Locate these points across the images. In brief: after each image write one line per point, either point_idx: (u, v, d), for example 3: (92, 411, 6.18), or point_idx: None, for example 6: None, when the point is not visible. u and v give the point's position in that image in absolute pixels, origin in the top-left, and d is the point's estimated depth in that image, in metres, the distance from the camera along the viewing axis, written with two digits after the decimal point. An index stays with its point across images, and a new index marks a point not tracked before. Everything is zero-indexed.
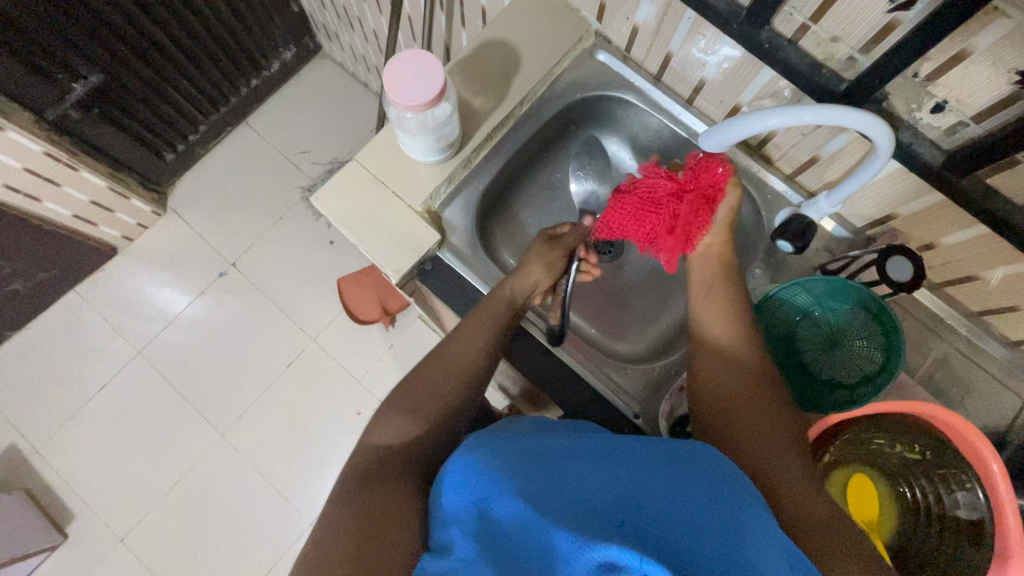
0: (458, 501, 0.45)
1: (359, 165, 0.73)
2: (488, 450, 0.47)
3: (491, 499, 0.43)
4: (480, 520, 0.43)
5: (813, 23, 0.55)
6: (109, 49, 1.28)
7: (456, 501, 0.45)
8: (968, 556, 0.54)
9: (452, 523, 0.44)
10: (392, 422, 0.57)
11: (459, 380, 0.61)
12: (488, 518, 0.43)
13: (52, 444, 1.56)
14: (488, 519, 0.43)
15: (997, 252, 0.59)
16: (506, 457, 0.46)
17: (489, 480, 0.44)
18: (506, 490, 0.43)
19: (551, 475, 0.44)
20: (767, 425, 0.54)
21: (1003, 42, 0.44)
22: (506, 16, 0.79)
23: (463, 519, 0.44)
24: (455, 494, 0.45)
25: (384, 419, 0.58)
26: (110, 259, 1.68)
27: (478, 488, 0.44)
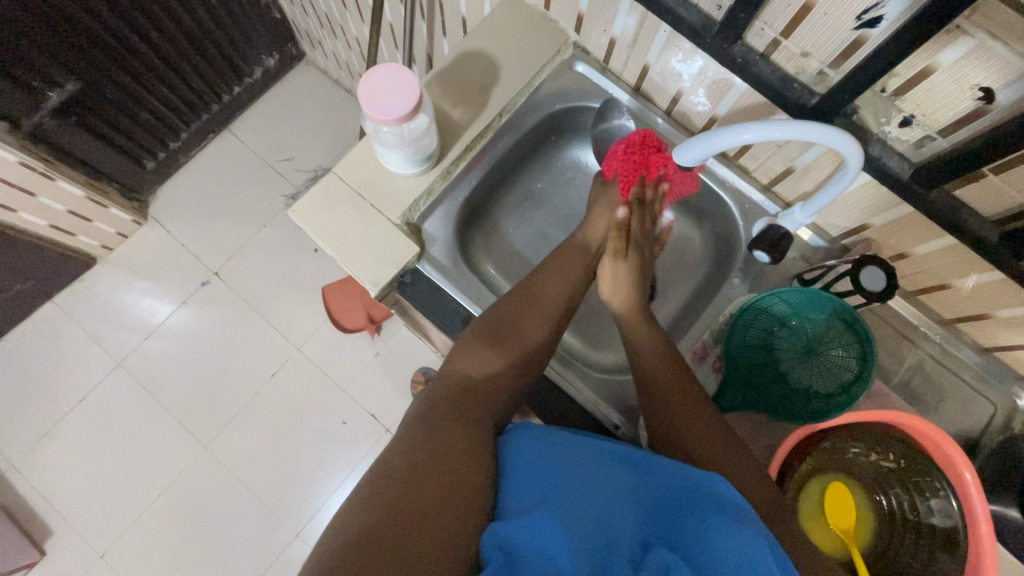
0: (529, 479, 0.51)
1: (338, 177, 0.72)
2: (547, 441, 0.54)
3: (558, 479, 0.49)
4: (551, 495, 0.48)
5: (784, 38, 0.56)
6: (86, 58, 1.26)
7: (530, 482, 0.50)
8: (943, 562, 0.55)
9: (521, 498, 0.49)
10: (481, 352, 0.63)
11: (524, 335, 0.65)
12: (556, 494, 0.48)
13: (30, 459, 1.53)
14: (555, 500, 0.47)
15: (967, 262, 0.60)
16: (564, 445, 0.54)
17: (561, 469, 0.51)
18: (573, 477, 0.50)
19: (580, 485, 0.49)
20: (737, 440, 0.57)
21: (965, 58, 0.45)
22: (484, 28, 0.79)
23: (537, 493, 0.49)
24: (529, 476, 0.51)
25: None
26: (89, 269, 1.65)
27: (553, 470, 0.50)
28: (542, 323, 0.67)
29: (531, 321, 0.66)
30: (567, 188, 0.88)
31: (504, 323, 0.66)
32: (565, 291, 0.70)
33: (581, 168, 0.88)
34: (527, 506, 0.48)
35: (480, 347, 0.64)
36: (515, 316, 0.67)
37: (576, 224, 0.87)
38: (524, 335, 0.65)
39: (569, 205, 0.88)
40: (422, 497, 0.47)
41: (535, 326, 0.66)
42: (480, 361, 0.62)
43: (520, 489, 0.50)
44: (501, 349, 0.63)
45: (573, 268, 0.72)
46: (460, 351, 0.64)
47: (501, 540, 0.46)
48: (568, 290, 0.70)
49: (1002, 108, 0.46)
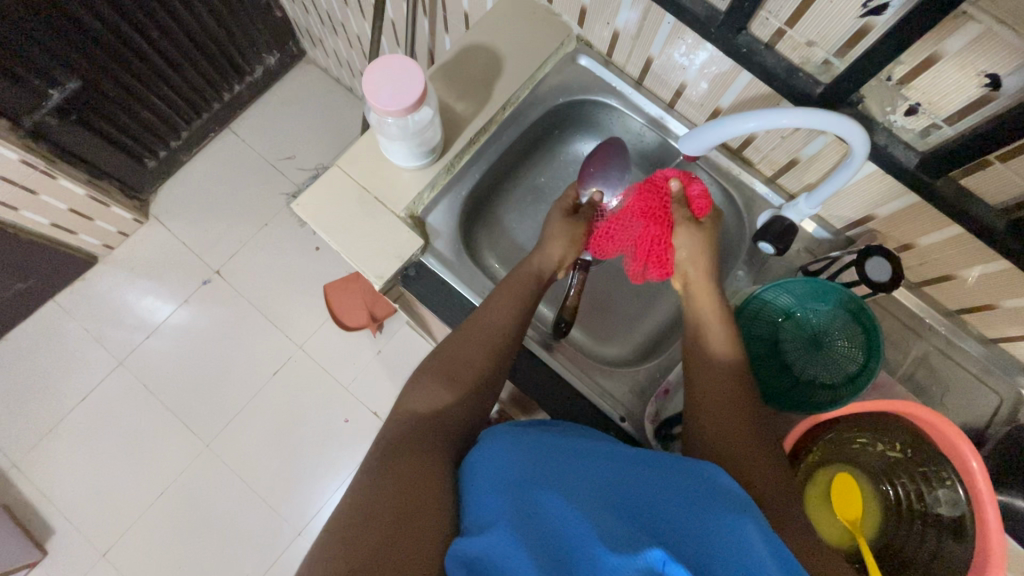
0: (491, 491, 0.49)
1: (340, 170, 0.72)
2: (525, 448, 0.53)
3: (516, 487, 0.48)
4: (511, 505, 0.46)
5: (789, 27, 0.56)
6: (88, 56, 1.26)
7: (488, 491, 0.49)
8: (951, 551, 0.54)
9: (481, 507, 0.48)
10: (428, 387, 0.62)
11: (468, 365, 0.63)
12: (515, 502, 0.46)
13: (31, 458, 1.52)
14: (514, 510, 0.45)
15: (973, 252, 0.60)
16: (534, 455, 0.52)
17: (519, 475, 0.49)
18: (530, 484, 0.48)
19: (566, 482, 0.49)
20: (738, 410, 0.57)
21: (972, 45, 0.45)
22: (487, 21, 0.79)
23: (495, 507, 0.47)
24: (486, 486, 0.49)
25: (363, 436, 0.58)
26: (91, 268, 1.65)
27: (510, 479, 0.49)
28: (483, 347, 0.64)
29: (481, 347, 0.64)
30: (570, 182, 0.88)
31: (450, 356, 0.64)
32: (513, 308, 0.67)
33: None
34: (486, 517, 0.46)
35: (428, 383, 0.62)
36: (463, 346, 0.65)
37: None
38: (471, 364, 0.63)
39: None
40: (371, 536, 0.45)
41: (480, 355, 0.64)
42: (428, 397, 0.60)
43: (485, 499, 0.48)
44: (449, 381, 0.62)
45: (519, 292, 0.68)
46: (411, 388, 0.62)
47: (463, 554, 0.44)
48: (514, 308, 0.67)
49: (1009, 95, 0.46)
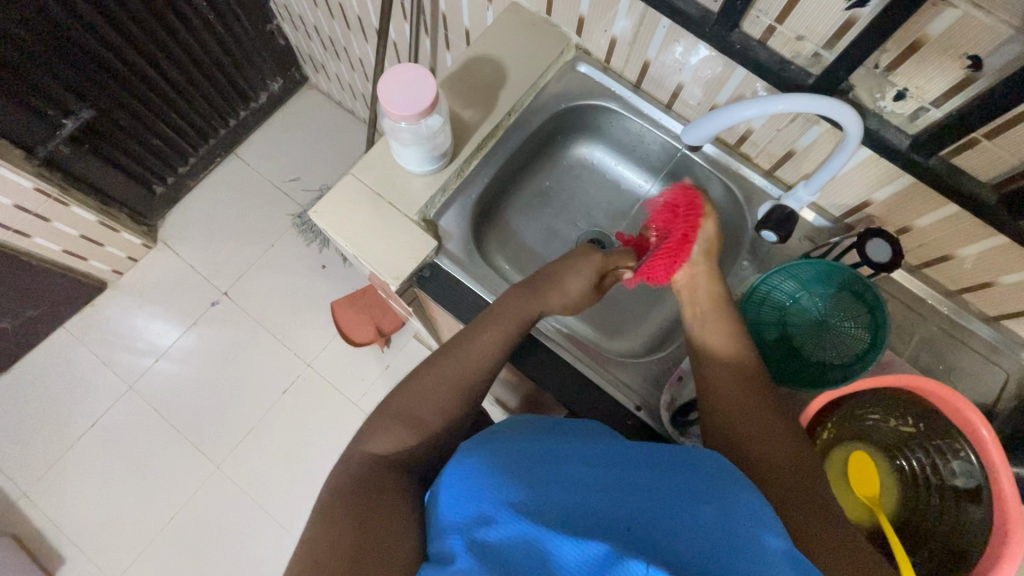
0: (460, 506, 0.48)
1: (355, 178, 0.75)
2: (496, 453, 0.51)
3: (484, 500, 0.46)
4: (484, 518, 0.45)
5: (778, 24, 0.59)
6: (100, 87, 1.31)
7: (458, 505, 0.48)
8: (970, 521, 0.55)
9: (452, 523, 0.47)
10: (392, 430, 0.59)
11: (439, 405, 0.62)
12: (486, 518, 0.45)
13: (41, 486, 1.52)
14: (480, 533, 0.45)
15: (970, 230, 0.63)
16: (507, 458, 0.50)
17: (488, 482, 0.48)
18: (495, 491, 0.47)
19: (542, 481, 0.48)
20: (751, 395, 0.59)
21: (952, 30, 0.48)
22: (489, 34, 0.83)
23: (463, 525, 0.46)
24: (455, 500, 0.48)
25: (378, 431, 0.59)
26: (100, 293, 1.67)
27: (477, 490, 0.47)
28: (449, 388, 0.63)
29: (453, 376, 0.63)
30: (575, 185, 0.91)
31: (419, 392, 0.62)
32: (494, 345, 0.65)
33: (587, 165, 0.91)
34: (456, 535, 0.46)
35: (387, 424, 0.60)
36: (430, 379, 0.63)
37: (584, 220, 0.90)
38: (438, 407, 0.62)
39: (577, 200, 0.90)
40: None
41: (448, 397, 0.62)
42: (393, 438, 0.59)
43: (452, 516, 0.47)
44: (414, 424, 0.60)
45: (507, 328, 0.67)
46: (369, 430, 0.60)
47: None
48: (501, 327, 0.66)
49: (989, 75, 0.49)
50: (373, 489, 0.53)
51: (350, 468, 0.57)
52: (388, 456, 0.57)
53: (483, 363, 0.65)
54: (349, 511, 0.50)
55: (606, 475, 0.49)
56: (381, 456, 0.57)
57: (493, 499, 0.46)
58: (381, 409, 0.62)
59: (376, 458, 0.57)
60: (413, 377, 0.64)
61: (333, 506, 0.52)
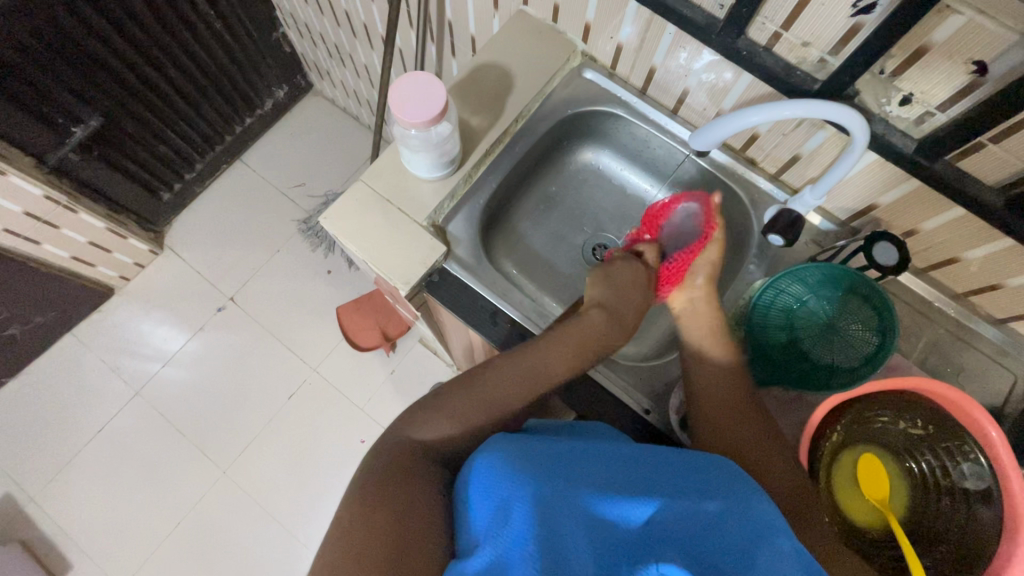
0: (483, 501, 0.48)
1: (365, 184, 0.76)
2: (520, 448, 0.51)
3: (508, 496, 0.46)
4: (507, 513, 0.46)
5: (784, 31, 0.60)
6: (109, 95, 1.32)
7: (482, 501, 0.48)
8: (980, 523, 0.55)
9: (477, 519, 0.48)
10: (437, 421, 0.60)
11: (490, 412, 0.61)
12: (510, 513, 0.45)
13: (48, 491, 1.53)
14: (504, 529, 0.45)
15: (976, 233, 0.63)
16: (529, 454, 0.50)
17: (511, 478, 0.47)
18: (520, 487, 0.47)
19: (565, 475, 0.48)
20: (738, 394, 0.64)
21: (957, 36, 0.49)
22: (496, 41, 0.84)
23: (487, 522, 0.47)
24: (478, 497, 0.48)
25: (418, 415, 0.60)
26: (107, 299, 1.68)
27: (501, 486, 0.47)
28: (504, 400, 0.62)
29: (512, 387, 0.63)
30: (581, 190, 0.91)
31: (474, 392, 0.62)
32: (556, 364, 0.65)
33: (593, 170, 0.92)
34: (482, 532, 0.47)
35: (430, 412, 0.60)
36: (485, 380, 0.63)
37: (591, 225, 0.90)
38: (489, 416, 0.61)
39: (584, 205, 0.91)
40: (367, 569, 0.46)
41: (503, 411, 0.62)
42: (437, 429, 0.59)
43: (478, 513, 0.48)
44: (458, 420, 0.60)
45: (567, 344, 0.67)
46: (409, 417, 0.61)
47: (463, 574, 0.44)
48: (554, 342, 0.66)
49: (994, 80, 0.50)
50: (405, 475, 0.54)
51: (382, 449, 0.58)
52: (423, 444, 0.58)
53: (545, 377, 0.64)
54: (378, 496, 0.52)
55: (624, 475, 0.50)
56: (421, 443, 0.58)
57: (517, 496, 0.46)
58: (429, 397, 0.63)
59: (414, 443, 0.58)
60: (466, 374, 0.65)
61: (368, 489, 0.53)
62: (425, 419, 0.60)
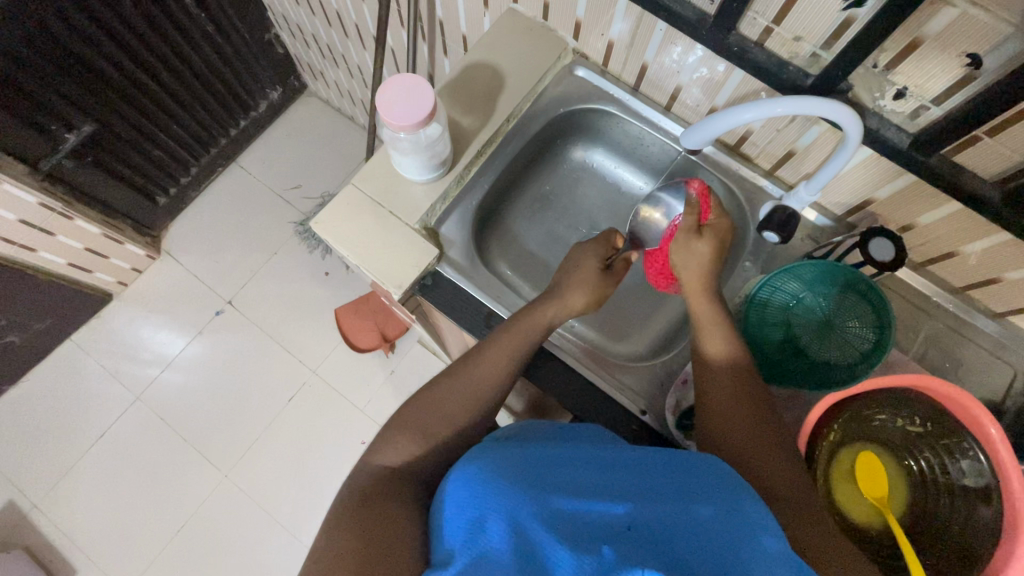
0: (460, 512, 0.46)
1: (355, 188, 0.75)
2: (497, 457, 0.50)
3: (486, 507, 0.45)
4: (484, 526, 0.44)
5: (776, 25, 0.59)
6: (101, 100, 1.32)
7: (458, 513, 0.46)
8: (980, 522, 0.55)
9: (453, 529, 0.46)
10: (400, 440, 0.60)
11: (449, 417, 0.62)
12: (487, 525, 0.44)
13: (51, 497, 1.53)
14: (480, 540, 0.44)
15: (973, 227, 0.62)
16: (511, 462, 0.49)
17: (488, 489, 0.46)
18: (498, 498, 0.46)
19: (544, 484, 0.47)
20: (736, 378, 0.61)
21: (951, 28, 0.48)
22: (486, 40, 0.83)
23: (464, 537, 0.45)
24: (455, 507, 0.47)
25: (384, 441, 0.60)
26: (106, 305, 1.68)
27: (478, 497, 0.46)
28: (464, 404, 0.63)
29: (466, 390, 0.64)
30: (575, 189, 0.91)
31: (432, 402, 0.63)
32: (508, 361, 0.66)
33: (587, 169, 0.91)
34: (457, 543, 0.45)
35: (390, 436, 0.60)
36: (440, 391, 0.64)
37: (585, 224, 0.90)
38: (449, 419, 0.62)
39: (578, 205, 0.90)
40: None
41: (462, 411, 0.63)
42: (400, 448, 0.59)
43: (454, 525, 0.46)
44: (421, 433, 0.60)
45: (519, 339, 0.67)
46: (374, 445, 0.61)
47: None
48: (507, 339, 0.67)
49: (989, 73, 0.49)
50: (373, 498, 0.53)
51: (357, 478, 0.57)
52: (390, 467, 0.57)
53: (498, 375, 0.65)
54: (351, 517, 0.51)
55: (607, 480, 0.49)
56: (387, 466, 0.58)
57: (494, 509, 0.45)
58: (392, 420, 0.63)
59: (382, 468, 0.57)
60: (424, 390, 0.65)
61: (337, 519, 0.52)
62: (388, 441, 0.60)
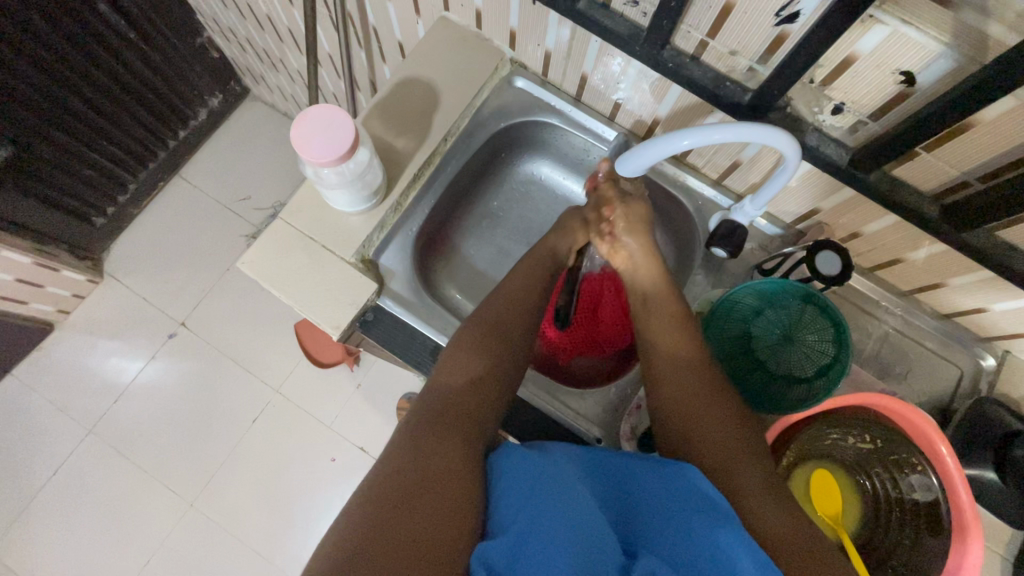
0: (508, 493, 0.48)
1: (285, 222, 0.70)
2: (542, 456, 0.51)
3: (535, 494, 0.47)
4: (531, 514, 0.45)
5: (710, 39, 0.56)
6: (16, 121, 1.22)
7: (508, 494, 0.48)
8: (928, 542, 0.55)
9: (503, 512, 0.47)
10: (460, 358, 0.61)
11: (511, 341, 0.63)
12: (540, 511, 0.45)
13: (5, 541, 1.46)
14: (529, 524, 0.44)
15: (915, 236, 0.62)
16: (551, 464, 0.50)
17: (538, 481, 0.48)
18: (551, 486, 0.48)
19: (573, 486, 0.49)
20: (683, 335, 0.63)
21: (882, 46, 0.46)
22: (417, 53, 0.78)
23: (513, 515, 0.46)
24: (506, 489, 0.48)
25: (444, 365, 0.60)
26: (47, 335, 1.59)
27: (528, 485, 0.48)
28: (524, 327, 0.66)
29: (521, 315, 0.66)
30: (524, 203, 0.88)
31: (491, 323, 0.64)
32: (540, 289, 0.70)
33: (534, 182, 0.88)
34: (507, 523, 0.45)
35: (450, 361, 0.61)
36: (505, 310, 0.66)
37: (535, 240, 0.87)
38: (506, 338, 0.63)
39: (527, 219, 0.88)
40: (416, 520, 0.44)
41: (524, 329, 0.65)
42: (462, 368, 0.59)
43: (504, 509, 0.47)
44: (487, 355, 0.61)
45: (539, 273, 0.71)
46: (438, 366, 0.61)
47: (493, 563, 0.42)
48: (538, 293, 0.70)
49: (924, 89, 0.47)
50: (439, 422, 0.53)
51: (426, 399, 0.57)
52: (458, 388, 0.58)
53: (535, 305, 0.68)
54: (424, 439, 0.51)
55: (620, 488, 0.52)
56: (456, 383, 0.58)
57: (545, 499, 0.46)
58: (457, 337, 0.64)
59: (450, 387, 0.58)
60: (477, 312, 0.66)
61: (402, 445, 0.51)
62: (451, 361, 0.60)
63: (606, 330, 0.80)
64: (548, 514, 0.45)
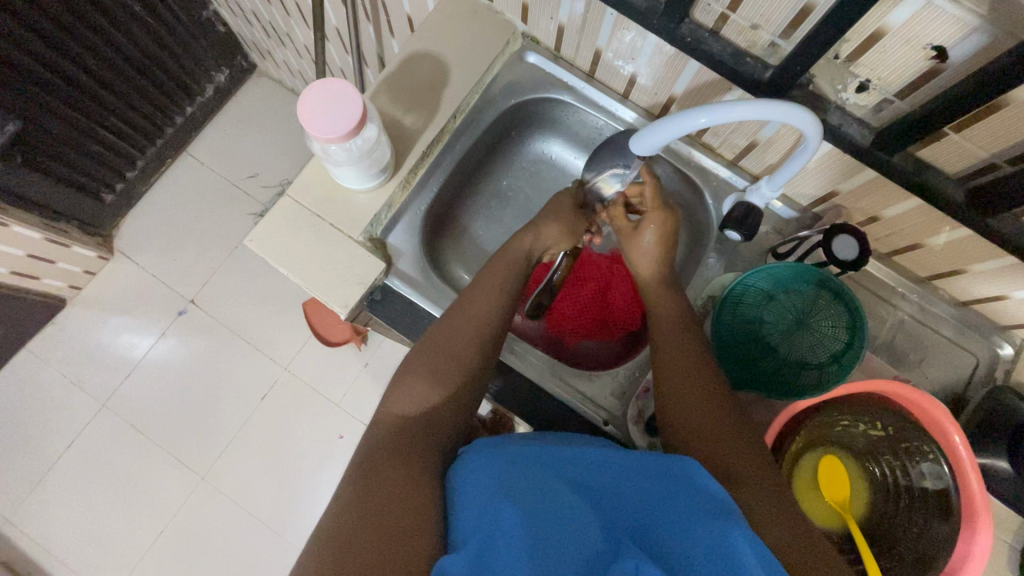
0: (477, 498, 0.47)
1: (292, 200, 0.70)
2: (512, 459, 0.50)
3: (501, 498, 0.45)
4: (496, 518, 0.44)
5: (731, 12, 0.54)
6: (24, 96, 1.21)
7: (471, 503, 0.46)
8: (938, 529, 0.55)
9: (467, 521, 0.46)
10: (412, 384, 0.58)
11: (455, 356, 0.60)
12: (520, 512, 0.44)
13: (23, 510, 1.50)
14: (498, 534, 0.43)
15: (937, 220, 0.60)
16: (515, 470, 0.49)
17: (506, 481, 0.47)
18: (524, 490, 0.46)
19: (548, 490, 0.47)
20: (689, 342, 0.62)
21: (914, 19, 0.44)
22: (426, 26, 0.76)
23: (480, 524, 0.44)
24: (469, 496, 0.47)
25: (399, 388, 0.58)
26: (60, 311, 1.61)
27: (495, 489, 0.46)
28: (471, 343, 0.61)
29: (475, 323, 0.62)
30: (534, 182, 0.86)
31: (436, 345, 0.61)
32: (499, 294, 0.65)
33: (545, 161, 0.86)
34: (477, 530, 0.44)
35: (404, 382, 0.58)
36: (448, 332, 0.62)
37: None
38: (456, 354, 0.60)
39: (537, 200, 0.86)
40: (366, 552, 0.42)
41: (473, 339, 0.61)
42: (414, 396, 0.57)
43: (468, 518, 0.46)
44: (431, 377, 0.58)
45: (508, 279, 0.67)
46: (390, 390, 0.59)
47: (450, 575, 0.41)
48: (498, 294, 0.65)
49: (956, 65, 0.45)
50: (392, 449, 0.51)
51: (379, 427, 0.55)
52: (407, 417, 0.55)
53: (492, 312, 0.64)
54: (376, 469, 0.49)
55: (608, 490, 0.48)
56: (407, 412, 0.56)
57: (517, 501, 0.45)
58: (406, 361, 0.61)
59: (401, 417, 0.55)
60: (433, 327, 0.63)
61: (351, 481, 0.49)
62: (399, 388, 0.58)
63: (614, 314, 0.79)
64: (514, 522, 0.43)
